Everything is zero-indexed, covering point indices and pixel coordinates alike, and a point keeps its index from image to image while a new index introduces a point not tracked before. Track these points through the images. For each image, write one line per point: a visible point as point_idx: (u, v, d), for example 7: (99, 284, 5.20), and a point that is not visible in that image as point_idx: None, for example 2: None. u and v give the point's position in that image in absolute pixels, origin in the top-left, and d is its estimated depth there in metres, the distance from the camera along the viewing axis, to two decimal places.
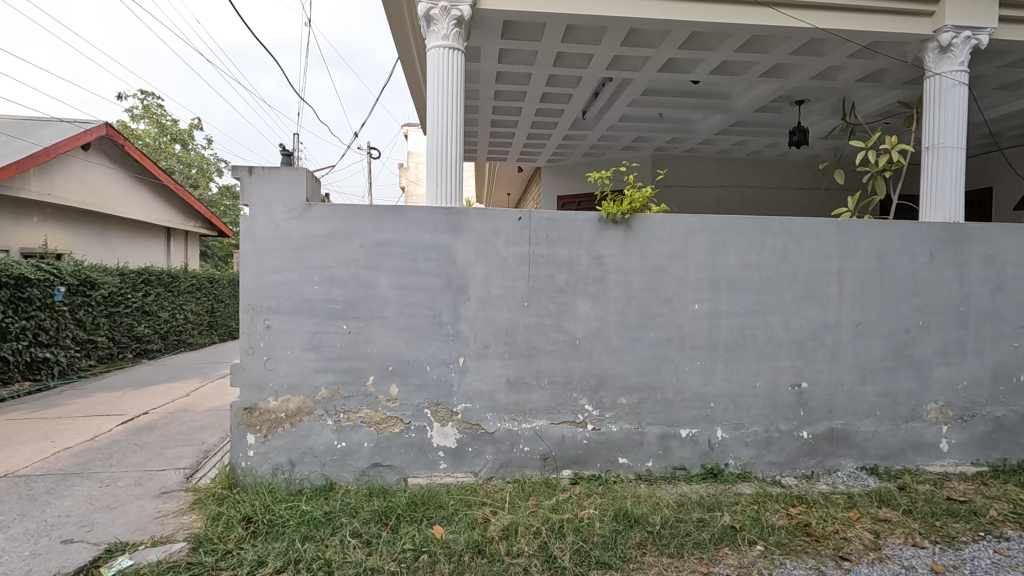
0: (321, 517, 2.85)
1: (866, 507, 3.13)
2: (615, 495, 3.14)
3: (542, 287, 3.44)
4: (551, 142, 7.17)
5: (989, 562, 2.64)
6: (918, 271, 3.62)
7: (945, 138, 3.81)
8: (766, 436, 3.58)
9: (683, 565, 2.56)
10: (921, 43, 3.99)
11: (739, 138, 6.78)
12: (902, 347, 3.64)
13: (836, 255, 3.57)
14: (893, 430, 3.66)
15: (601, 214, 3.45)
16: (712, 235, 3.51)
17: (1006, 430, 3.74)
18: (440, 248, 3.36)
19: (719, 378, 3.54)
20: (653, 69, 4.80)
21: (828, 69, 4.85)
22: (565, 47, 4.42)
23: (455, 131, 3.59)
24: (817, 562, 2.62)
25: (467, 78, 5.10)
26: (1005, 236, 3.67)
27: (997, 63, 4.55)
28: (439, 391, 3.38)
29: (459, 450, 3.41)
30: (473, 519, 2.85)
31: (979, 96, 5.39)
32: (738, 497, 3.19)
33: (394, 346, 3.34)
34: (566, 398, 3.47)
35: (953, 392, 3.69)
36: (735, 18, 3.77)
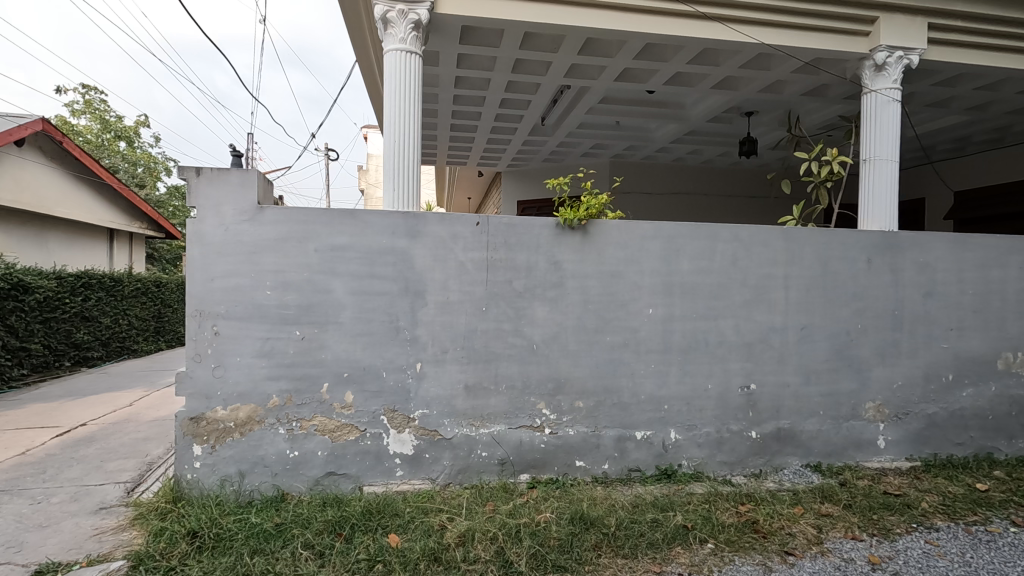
0: (272, 529, 2.77)
1: (810, 503, 3.26)
2: (573, 498, 3.17)
3: (501, 292, 3.45)
4: (511, 147, 7.21)
5: (920, 552, 2.79)
6: (858, 277, 3.81)
7: (882, 151, 4.02)
8: (717, 436, 3.69)
9: (637, 565, 2.62)
10: (859, 61, 4.22)
11: (694, 146, 6.98)
12: (844, 349, 3.82)
13: (782, 261, 3.72)
14: (835, 429, 3.83)
15: (558, 220, 3.49)
16: (667, 241, 3.60)
17: (936, 427, 3.96)
18: (398, 253, 3.33)
19: (673, 381, 3.63)
20: (609, 78, 4.90)
21: (775, 83, 5.06)
22: (524, 54, 4.45)
23: (413, 134, 3.56)
24: (764, 558, 2.71)
25: (426, 81, 5.08)
26: (936, 244, 3.91)
27: (928, 81, 4.84)
28: (396, 397, 3.34)
29: (417, 457, 3.38)
30: (430, 527, 2.82)
31: (913, 111, 5.71)
32: (690, 497, 3.28)
33: (349, 353, 3.28)
34: (524, 402, 3.48)
35: (889, 391, 3.89)
36: (687, 31, 3.90)
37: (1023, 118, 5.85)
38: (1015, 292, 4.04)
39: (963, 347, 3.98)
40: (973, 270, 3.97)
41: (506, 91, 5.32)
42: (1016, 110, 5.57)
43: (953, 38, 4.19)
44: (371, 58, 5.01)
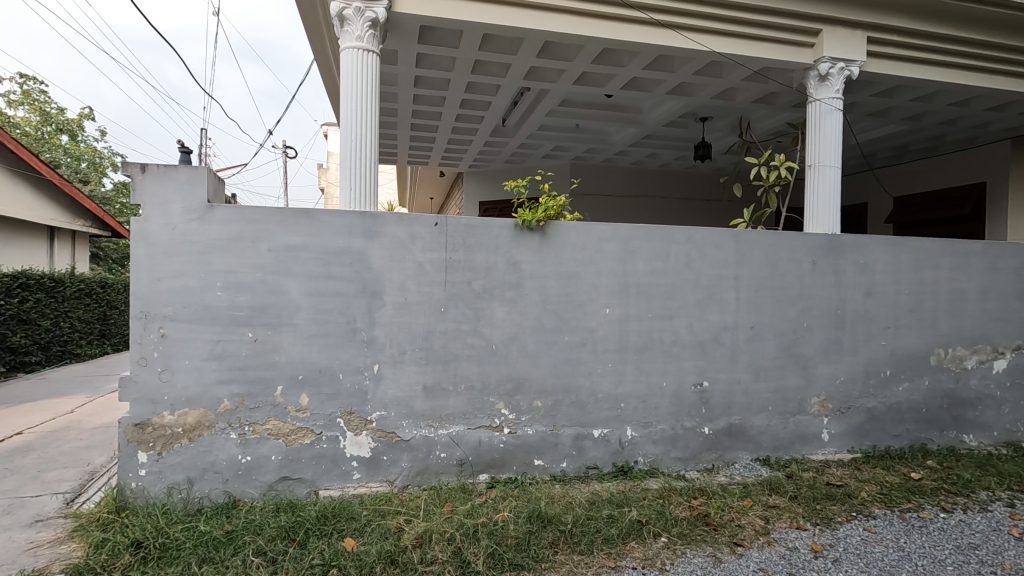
0: (222, 537, 2.70)
1: (759, 495, 3.39)
2: (531, 497, 3.20)
3: (459, 293, 3.45)
4: (472, 148, 7.20)
5: (859, 539, 2.95)
6: (803, 277, 3.99)
7: (825, 157, 4.21)
8: (672, 433, 3.78)
9: (593, 561, 2.66)
10: (804, 71, 4.40)
11: (651, 150, 7.14)
12: (790, 347, 3.98)
13: (733, 262, 3.86)
14: (783, 423, 3.99)
15: (516, 221, 3.52)
16: (623, 243, 3.68)
17: (875, 420, 4.18)
18: (354, 253, 3.29)
19: (629, 379, 3.71)
20: (568, 82, 4.96)
21: (728, 91, 5.22)
22: (483, 55, 4.46)
23: (369, 134, 3.53)
24: (714, 550, 2.80)
25: (384, 80, 5.02)
26: (875, 246, 4.12)
27: (868, 92, 5.10)
28: (353, 399, 3.30)
29: (374, 459, 3.35)
30: (387, 529, 2.79)
31: (855, 120, 5.99)
32: (645, 493, 3.35)
33: (304, 355, 3.23)
34: (483, 403, 3.49)
35: (832, 387, 4.08)
36: (641, 38, 3.99)
37: (953, 129, 6.21)
38: (946, 292, 4.29)
39: (899, 344, 4.20)
40: (908, 271, 4.21)
41: (466, 92, 5.32)
42: (948, 120, 5.92)
43: (889, 51, 4.42)
44: (328, 54, 4.93)
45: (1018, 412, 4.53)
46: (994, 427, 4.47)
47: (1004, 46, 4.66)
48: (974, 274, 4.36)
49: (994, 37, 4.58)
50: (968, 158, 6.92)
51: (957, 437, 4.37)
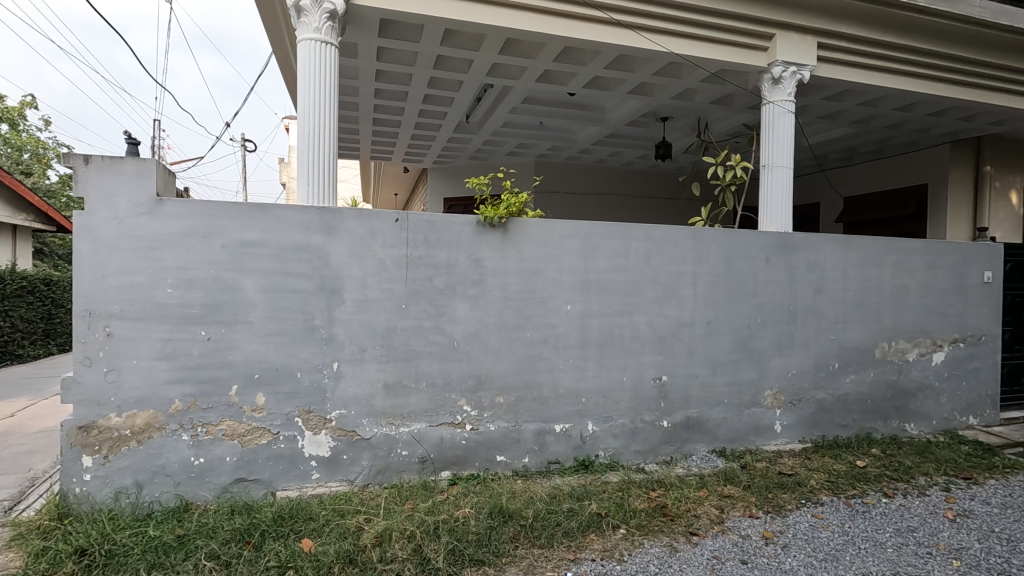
0: (172, 541, 2.62)
1: (714, 485, 3.49)
2: (492, 493, 3.21)
3: (421, 289, 3.43)
4: (436, 144, 7.15)
5: (807, 525, 3.07)
6: (757, 274, 4.11)
7: (778, 158, 4.35)
8: (632, 426, 3.86)
9: (553, 554, 2.70)
10: (759, 74, 4.54)
11: (614, 148, 7.23)
12: (745, 342, 4.11)
13: (691, 259, 3.95)
14: (738, 416, 4.11)
15: (478, 218, 3.52)
16: (584, 240, 3.72)
17: (825, 411, 4.35)
18: (312, 249, 3.23)
19: (590, 374, 3.76)
20: (531, 79, 4.97)
21: (687, 91, 5.33)
22: (445, 50, 4.43)
23: (327, 128, 3.46)
24: (671, 539, 2.88)
25: (344, 73, 4.94)
26: (824, 244, 4.29)
27: (819, 95, 5.29)
28: (311, 398, 3.24)
29: (334, 458, 3.30)
30: (346, 529, 2.76)
31: (807, 122, 6.22)
32: (605, 486, 3.41)
33: (261, 353, 3.15)
34: (445, 400, 3.48)
35: (785, 379, 4.23)
36: (602, 37, 4.04)
37: (898, 133, 6.51)
38: (890, 288, 4.50)
39: (847, 338, 4.39)
40: (855, 268, 4.39)
41: (429, 88, 5.28)
42: (893, 124, 6.19)
43: (838, 57, 4.60)
44: (286, 46, 4.81)
45: (955, 402, 4.79)
46: (933, 416, 4.71)
47: (944, 54, 4.90)
48: (915, 270, 4.58)
49: (934, 45, 4.82)
50: (912, 161, 7.26)
51: (900, 427, 4.59)
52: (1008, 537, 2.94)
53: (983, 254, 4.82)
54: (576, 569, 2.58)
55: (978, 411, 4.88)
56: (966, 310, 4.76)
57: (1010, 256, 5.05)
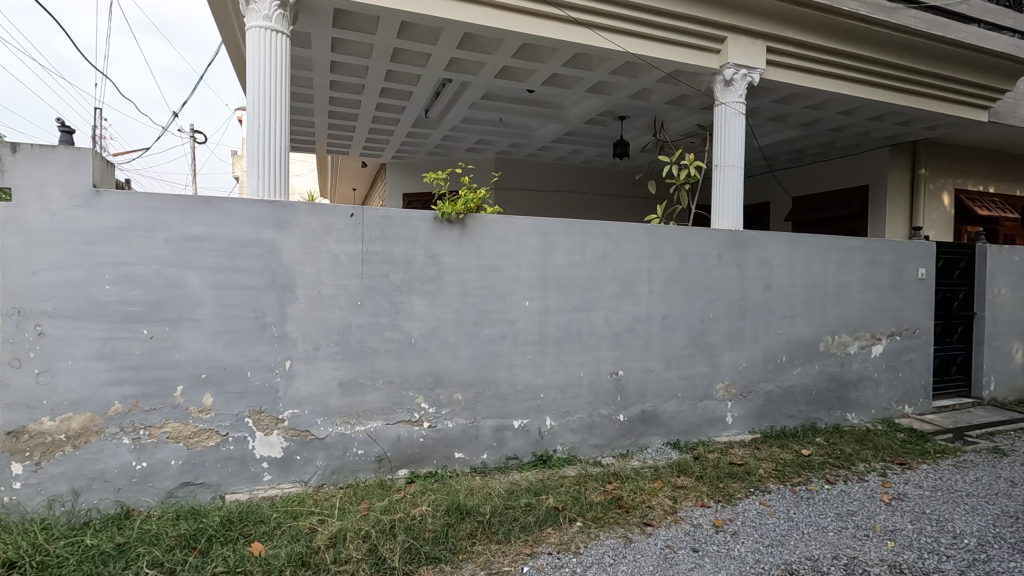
0: (111, 550, 2.49)
1: (668, 476, 3.58)
2: (450, 490, 3.20)
3: (377, 285, 3.38)
4: (395, 139, 7.05)
5: (755, 512, 3.19)
6: (710, 270, 4.23)
7: (729, 158, 4.48)
8: (589, 421, 3.91)
9: (510, 549, 2.71)
10: (712, 76, 4.66)
11: (574, 146, 7.30)
12: (698, 336, 4.22)
13: (646, 256, 4.03)
14: (692, 408, 4.22)
15: (436, 214, 3.48)
16: (543, 236, 3.74)
17: (773, 403, 4.52)
18: (263, 244, 3.13)
19: (549, 370, 3.78)
20: (490, 75, 4.95)
21: (644, 91, 5.42)
22: (401, 43, 4.37)
23: (278, 120, 3.36)
24: (626, 531, 2.93)
25: (298, 64, 4.80)
26: (773, 242, 4.44)
27: (768, 98, 5.47)
28: (263, 398, 3.14)
29: (287, 459, 3.21)
30: (298, 531, 2.69)
31: (758, 124, 6.42)
32: (563, 480, 3.44)
33: (208, 352, 3.03)
34: (402, 397, 3.44)
35: (736, 373, 4.37)
36: (560, 35, 4.06)
37: (842, 136, 6.81)
38: (833, 284, 4.71)
39: (794, 332, 4.57)
40: (802, 265, 4.57)
41: (386, 81, 5.19)
42: (837, 128, 6.47)
43: (786, 61, 4.77)
44: (236, 34, 4.63)
45: (892, 392, 5.05)
46: (873, 405, 4.96)
47: (883, 62, 5.15)
48: (857, 267, 4.81)
49: (874, 53, 5.06)
50: (855, 163, 7.61)
51: (843, 416, 4.82)
52: (937, 518, 3.13)
53: (918, 252, 5.10)
54: (533, 563, 2.60)
55: (913, 400, 5.16)
56: (902, 305, 5.03)
57: (942, 254, 5.37)
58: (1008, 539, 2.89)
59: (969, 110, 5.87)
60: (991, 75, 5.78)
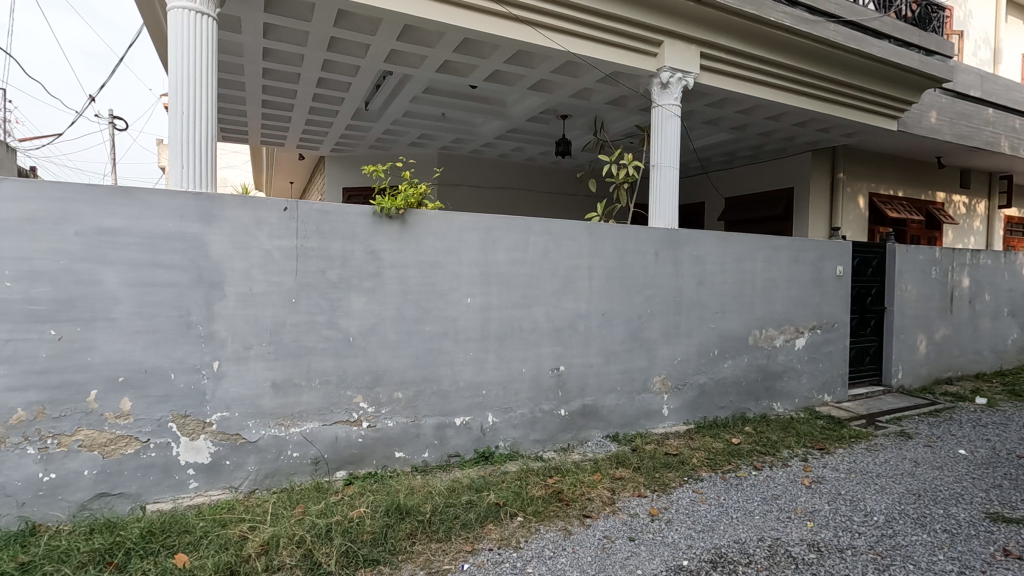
0: (13, 571, 2.29)
1: (607, 468, 3.67)
2: (390, 490, 3.14)
3: (312, 282, 3.26)
4: (334, 131, 6.83)
5: (688, 499, 3.32)
6: (647, 267, 4.36)
7: (666, 158, 4.63)
8: (530, 416, 3.94)
9: (450, 547, 2.69)
10: (649, 78, 4.79)
11: (517, 143, 7.32)
12: (637, 331, 4.34)
13: (587, 253, 4.10)
14: (630, 401, 4.34)
15: (374, 209, 3.40)
16: (484, 233, 3.73)
17: (706, 394, 4.72)
18: (187, 238, 2.95)
19: (490, 366, 3.78)
20: (431, 68, 4.89)
21: (585, 91, 5.51)
22: (338, 33, 4.24)
23: (204, 107, 3.18)
24: (566, 523, 2.98)
25: (226, 49, 4.56)
26: (706, 240, 4.63)
27: (702, 102, 5.69)
28: (188, 401, 2.97)
29: (215, 464, 3.05)
30: (227, 539, 2.56)
31: (693, 126, 6.67)
32: (504, 476, 3.45)
33: (126, 353, 2.84)
34: (339, 397, 3.35)
35: (672, 366, 4.52)
36: (501, 31, 4.06)
37: (769, 140, 7.18)
38: (761, 281, 4.96)
39: (726, 326, 4.78)
40: (732, 263, 4.78)
41: (323, 71, 5.02)
42: (766, 132, 6.81)
43: (718, 67, 4.97)
44: (157, 14, 4.35)
45: (813, 382, 5.39)
46: (796, 394, 5.27)
47: (806, 71, 5.46)
48: (782, 264, 5.09)
49: (798, 62, 5.36)
50: (781, 166, 8.04)
51: (769, 406, 5.09)
52: (851, 498, 3.36)
53: (836, 251, 5.45)
54: (473, 560, 2.60)
55: (832, 389, 5.53)
56: (822, 300, 5.37)
57: (857, 253, 5.77)
58: (911, 514, 3.15)
59: (881, 119, 6.33)
60: (899, 87, 6.25)
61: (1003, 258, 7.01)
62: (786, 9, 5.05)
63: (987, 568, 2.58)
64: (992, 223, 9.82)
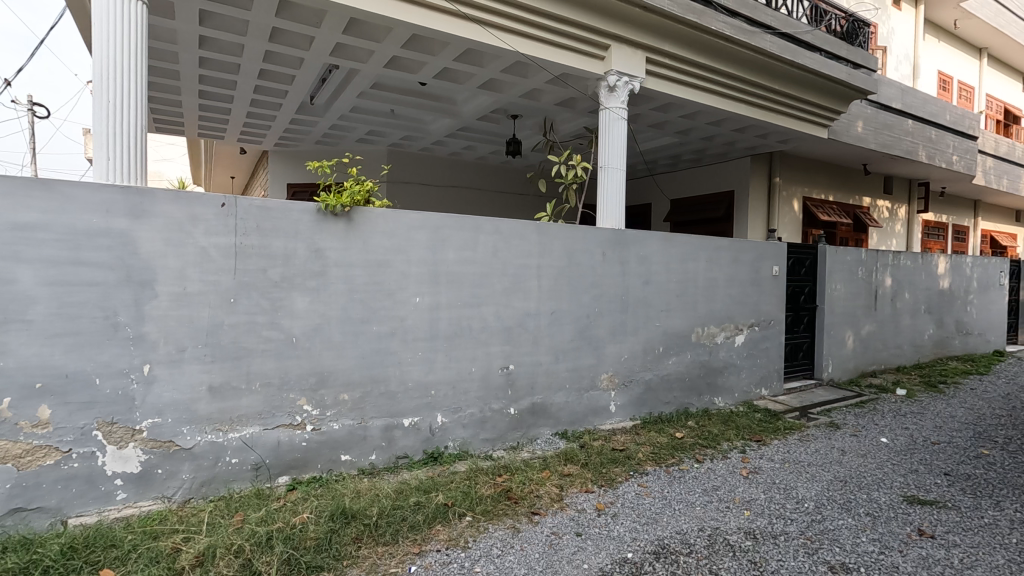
0: None
1: (556, 465, 3.71)
2: (335, 494, 3.07)
3: (253, 281, 3.14)
4: (277, 125, 6.60)
5: (633, 493, 3.41)
6: (595, 267, 4.44)
7: (613, 160, 4.72)
8: (480, 416, 3.94)
9: (397, 550, 2.66)
10: (597, 81, 4.88)
11: (468, 142, 7.30)
12: (585, 330, 4.41)
13: (536, 253, 4.14)
14: (579, 399, 4.41)
15: (319, 205, 3.30)
16: (433, 232, 3.70)
17: (651, 390, 4.85)
18: (114, 235, 2.78)
19: (439, 366, 3.75)
20: (379, 64, 4.80)
21: (534, 91, 5.55)
22: (280, 23, 4.11)
23: (134, 95, 3.01)
24: (514, 521, 3.00)
25: (159, 35, 4.32)
26: (651, 241, 4.76)
27: (648, 106, 5.84)
28: (115, 407, 2.80)
29: (145, 474, 2.89)
30: (159, 552, 2.44)
31: (640, 129, 6.84)
32: (453, 476, 3.43)
33: (44, 358, 2.65)
34: (282, 400, 3.24)
35: (619, 364, 4.62)
36: (450, 29, 4.03)
37: (712, 145, 7.45)
38: (703, 280, 5.14)
39: (670, 324, 4.93)
40: (676, 263, 4.94)
41: (265, 63, 4.83)
42: (708, 137, 7.06)
43: (663, 72, 5.12)
44: None
45: (752, 376, 5.63)
46: (736, 389, 5.49)
47: (745, 79, 5.70)
48: (723, 264, 5.29)
49: (737, 70, 5.59)
50: (722, 170, 8.37)
51: (711, 401, 5.29)
52: (785, 487, 3.54)
53: (773, 252, 5.71)
54: (420, 562, 2.57)
55: (769, 383, 5.79)
56: (760, 299, 5.62)
57: (792, 254, 6.07)
58: (838, 500, 3.35)
59: (813, 127, 6.68)
60: (830, 97, 6.62)
61: (920, 259, 7.55)
62: (726, 19, 5.25)
63: (903, 547, 2.77)
64: (911, 227, 10.56)
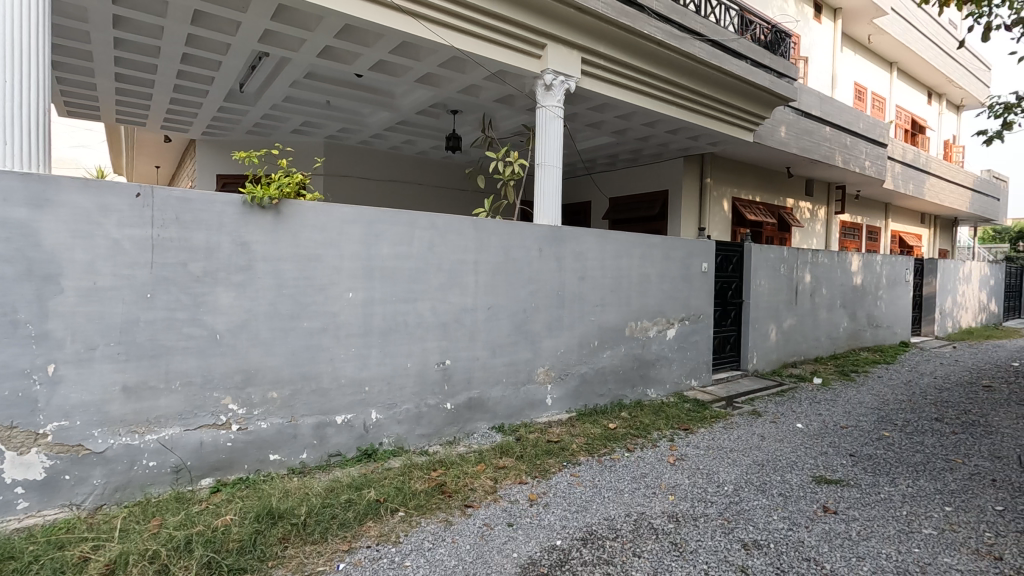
0: None
1: (491, 458, 3.76)
2: (263, 494, 2.98)
3: (171, 275, 3.00)
4: (204, 113, 6.29)
5: (565, 482, 3.50)
6: (531, 262, 4.51)
7: (549, 158, 4.80)
8: (416, 411, 3.92)
9: (325, 548, 2.62)
10: (533, 79, 4.94)
11: (407, 136, 7.21)
12: (521, 324, 4.47)
13: (472, 248, 4.16)
14: (515, 393, 4.47)
15: (245, 197, 3.20)
16: (367, 226, 3.65)
17: (586, 383, 4.97)
18: (13, 226, 2.59)
19: (373, 362, 3.71)
20: (311, 53, 4.67)
21: (473, 87, 5.55)
22: (203, 6, 3.93)
23: (32, 75, 2.80)
24: (447, 514, 3.02)
25: (66, 12, 4.02)
26: (586, 237, 4.88)
27: (585, 105, 5.97)
28: (14, 410, 2.60)
29: (50, 481, 2.71)
30: (65, 562, 2.30)
31: (578, 128, 6.97)
32: (387, 472, 3.41)
33: None
34: (204, 399, 3.11)
35: (555, 358, 4.72)
36: (384, 20, 3.97)
37: (647, 145, 7.70)
38: (636, 276, 5.32)
39: (604, 318, 5.07)
40: (610, 259, 5.08)
41: (189, 47, 4.60)
42: (643, 137, 7.29)
43: (598, 73, 5.25)
44: None
45: (683, 368, 5.88)
46: (667, 380, 5.72)
47: (676, 82, 5.93)
48: (655, 260, 5.48)
49: (669, 73, 5.81)
50: (657, 170, 8.66)
51: (643, 392, 5.48)
52: (708, 471, 3.73)
53: (702, 249, 5.98)
54: (350, 559, 2.55)
55: (698, 374, 6.07)
56: (690, 294, 5.87)
57: (721, 251, 6.38)
58: (755, 482, 3.56)
59: (740, 131, 7.03)
60: (755, 103, 6.99)
61: (836, 258, 8.10)
62: (657, 23, 5.45)
63: (809, 523, 2.99)
64: (830, 228, 11.31)
